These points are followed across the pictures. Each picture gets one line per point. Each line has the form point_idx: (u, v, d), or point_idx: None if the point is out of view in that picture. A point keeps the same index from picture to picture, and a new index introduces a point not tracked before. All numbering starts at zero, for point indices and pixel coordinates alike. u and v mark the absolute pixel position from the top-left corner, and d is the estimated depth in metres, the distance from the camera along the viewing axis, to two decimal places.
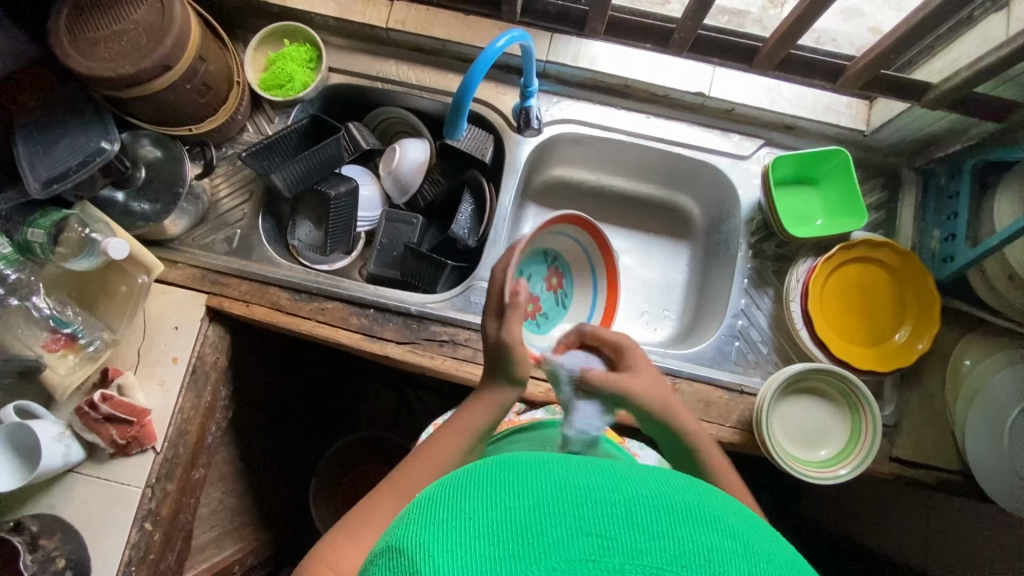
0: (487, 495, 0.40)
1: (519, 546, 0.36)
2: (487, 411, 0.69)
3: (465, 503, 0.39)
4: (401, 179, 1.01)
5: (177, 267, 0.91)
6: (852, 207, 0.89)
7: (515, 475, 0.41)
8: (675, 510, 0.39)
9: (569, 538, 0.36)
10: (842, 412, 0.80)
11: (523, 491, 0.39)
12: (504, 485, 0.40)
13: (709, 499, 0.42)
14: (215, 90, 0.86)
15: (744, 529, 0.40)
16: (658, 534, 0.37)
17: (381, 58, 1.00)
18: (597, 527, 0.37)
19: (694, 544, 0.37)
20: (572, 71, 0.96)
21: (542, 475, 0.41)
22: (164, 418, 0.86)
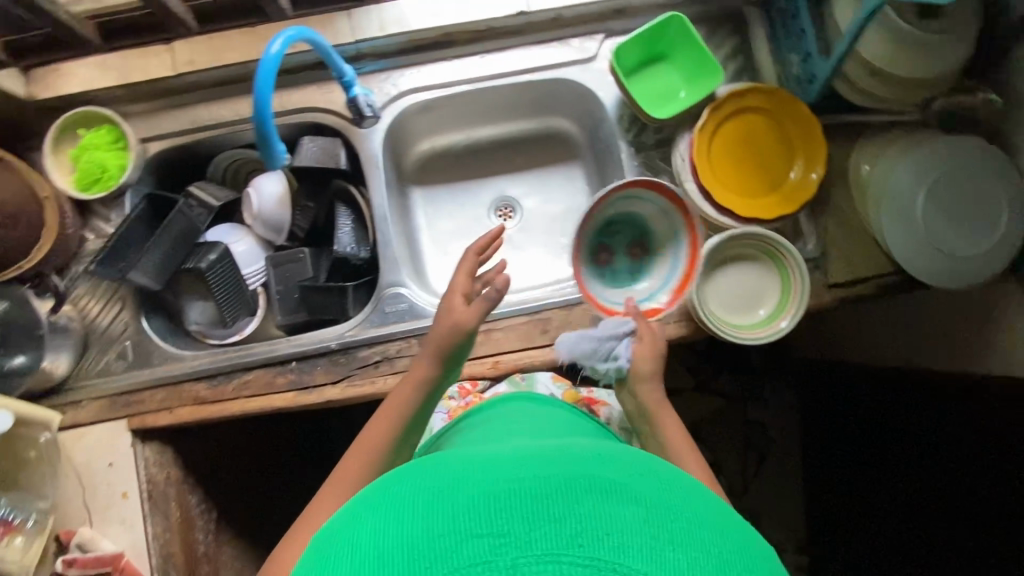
0: (380, 517, 0.38)
1: (408, 565, 0.34)
2: (417, 381, 0.68)
3: (361, 531, 0.38)
4: (269, 221, 0.94)
5: (83, 406, 0.85)
6: (706, 67, 0.86)
7: (409, 491, 0.40)
8: (573, 487, 0.37)
9: (460, 545, 0.34)
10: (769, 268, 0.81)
11: (414, 507, 0.38)
12: (398, 503, 0.39)
13: (618, 470, 0.41)
14: (24, 216, 0.78)
15: (652, 492, 0.39)
16: (554, 517, 0.35)
17: (190, 107, 0.91)
18: (489, 525, 0.35)
19: (591, 518, 0.35)
20: (387, 42, 0.89)
21: (433, 487, 0.40)
22: (142, 552, 0.83)
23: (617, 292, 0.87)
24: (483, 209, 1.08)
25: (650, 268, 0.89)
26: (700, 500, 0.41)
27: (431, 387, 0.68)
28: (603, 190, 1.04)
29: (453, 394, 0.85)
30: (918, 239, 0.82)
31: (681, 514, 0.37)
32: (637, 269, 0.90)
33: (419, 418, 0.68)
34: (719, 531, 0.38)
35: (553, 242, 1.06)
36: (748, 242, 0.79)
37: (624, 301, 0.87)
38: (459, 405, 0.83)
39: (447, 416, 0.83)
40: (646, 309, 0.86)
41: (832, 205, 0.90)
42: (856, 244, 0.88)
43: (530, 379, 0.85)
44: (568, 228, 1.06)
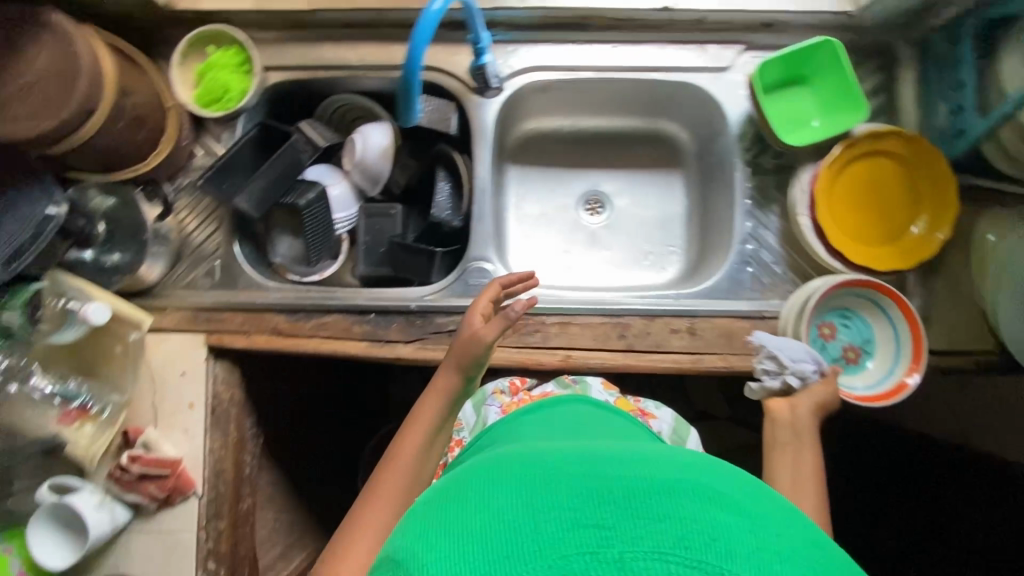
0: (474, 498, 0.37)
1: (509, 548, 0.33)
2: (443, 390, 0.69)
3: (458, 513, 0.36)
4: (369, 170, 0.94)
5: (167, 313, 0.88)
6: (850, 100, 0.82)
7: (498, 475, 0.39)
8: (674, 489, 0.35)
9: (565, 535, 0.33)
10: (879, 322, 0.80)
11: (508, 489, 0.37)
12: (489, 481, 0.39)
13: (717, 475, 0.38)
14: (151, 122, 0.80)
15: (753, 501, 0.37)
16: (659, 516, 0.33)
17: (316, 44, 0.91)
18: (595, 517, 0.33)
19: (698, 522, 0.33)
20: (524, 14, 0.87)
21: (525, 471, 0.38)
22: (198, 462, 0.86)
23: (701, 312, 0.86)
24: (573, 200, 1.07)
25: (740, 295, 0.87)
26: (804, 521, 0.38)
27: (453, 397, 0.69)
28: (701, 205, 1.01)
29: (504, 389, 0.83)
30: None
31: (784, 528, 0.35)
32: (725, 292, 0.88)
33: (445, 428, 0.69)
34: (829, 554, 0.36)
35: (637, 247, 1.04)
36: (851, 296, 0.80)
37: (708, 323, 0.85)
38: (513, 402, 0.81)
39: (500, 411, 0.80)
40: (728, 335, 0.85)
41: (947, 269, 0.86)
42: (962, 314, 0.84)
43: (585, 385, 0.81)
44: (655, 236, 1.04)
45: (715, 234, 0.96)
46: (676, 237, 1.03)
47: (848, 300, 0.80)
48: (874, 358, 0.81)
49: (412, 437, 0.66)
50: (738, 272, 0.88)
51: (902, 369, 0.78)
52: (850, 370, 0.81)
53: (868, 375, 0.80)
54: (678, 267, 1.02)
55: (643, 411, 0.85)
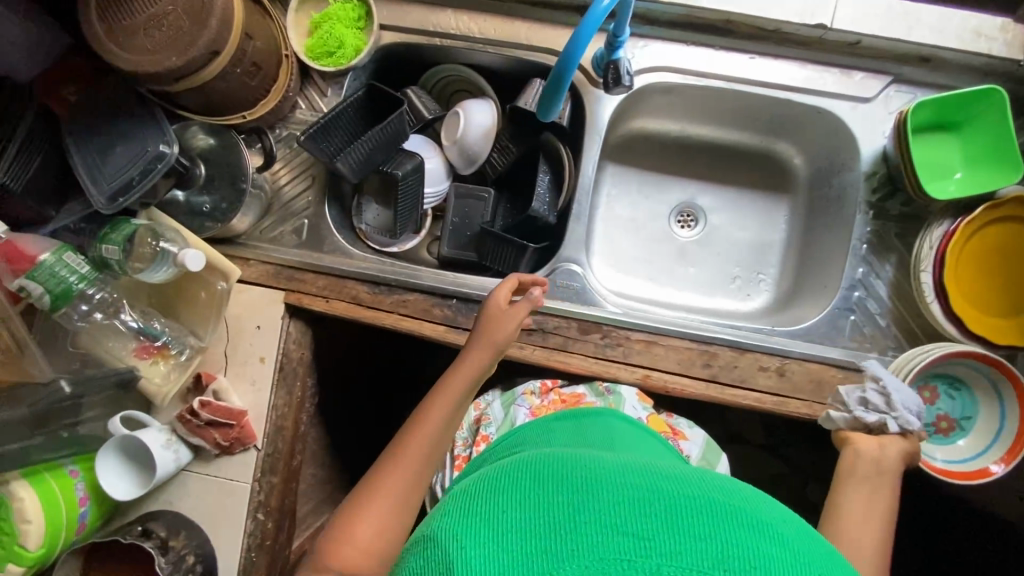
0: (516, 493, 0.42)
1: (553, 547, 0.37)
2: (470, 371, 0.66)
3: (503, 508, 0.41)
4: (467, 150, 0.92)
5: (250, 264, 0.87)
6: (1001, 158, 0.76)
7: (539, 476, 0.43)
8: (707, 510, 0.40)
9: (606, 542, 0.37)
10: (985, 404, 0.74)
11: (551, 492, 0.41)
12: (531, 480, 0.43)
13: (743, 499, 0.43)
14: (265, 69, 0.77)
15: (794, 533, 0.40)
16: (692, 534, 0.38)
17: (438, 8, 0.87)
18: (632, 529, 0.38)
19: (726, 543, 0.38)
20: (664, 8, 0.81)
21: (565, 477, 0.43)
22: (261, 416, 0.86)
23: (794, 354, 0.82)
24: (666, 209, 1.02)
25: (837, 342, 0.83)
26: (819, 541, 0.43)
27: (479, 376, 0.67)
28: (803, 238, 0.96)
29: (535, 390, 0.84)
30: None
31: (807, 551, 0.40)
32: (822, 337, 0.84)
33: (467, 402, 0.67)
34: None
35: (726, 270, 0.99)
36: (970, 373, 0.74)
37: (799, 366, 0.82)
38: (542, 405, 0.82)
39: (528, 411, 0.81)
40: (819, 383, 0.81)
41: None
42: None
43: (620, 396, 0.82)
44: (746, 261, 0.99)
45: (814, 272, 0.91)
46: (769, 267, 0.98)
47: (961, 370, 0.74)
48: (966, 437, 0.75)
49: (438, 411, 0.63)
50: (839, 318, 0.84)
51: (990, 457, 0.73)
52: (936, 440, 0.75)
53: (952, 450, 0.74)
54: (766, 298, 0.98)
55: (672, 430, 0.82)
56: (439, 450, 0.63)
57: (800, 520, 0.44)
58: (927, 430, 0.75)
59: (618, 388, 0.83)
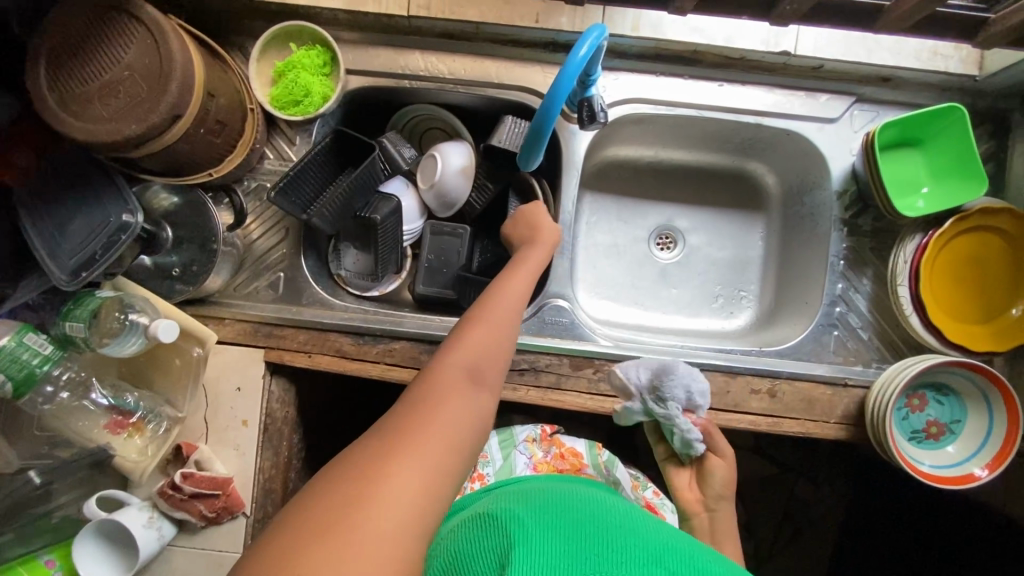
0: (574, 523, 0.51)
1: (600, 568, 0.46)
2: (536, 261, 0.74)
3: (563, 529, 0.49)
4: (444, 190, 0.90)
5: (226, 324, 0.83)
6: (968, 170, 0.78)
7: (594, 517, 0.53)
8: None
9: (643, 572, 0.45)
10: (976, 408, 0.75)
11: (603, 534, 0.50)
12: (588, 519, 0.52)
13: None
14: (231, 125, 0.74)
15: None
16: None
17: (405, 51, 0.85)
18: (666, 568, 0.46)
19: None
20: (632, 42, 0.82)
21: (615, 525, 0.52)
22: (247, 482, 0.83)
23: (784, 374, 0.83)
24: (646, 233, 1.02)
25: (823, 358, 0.85)
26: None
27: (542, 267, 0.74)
28: (780, 254, 0.98)
29: (536, 438, 0.83)
30: None
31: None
32: (809, 354, 0.85)
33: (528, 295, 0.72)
34: None
35: (708, 290, 1.00)
36: (959, 378, 0.75)
37: (789, 386, 0.83)
38: (544, 459, 0.81)
39: (530, 463, 0.81)
40: (809, 401, 0.82)
41: None
42: None
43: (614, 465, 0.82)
44: (728, 280, 1.00)
45: (794, 287, 0.93)
46: (750, 284, 1.00)
47: (952, 378, 0.75)
48: (955, 441, 0.76)
49: (514, 288, 0.68)
50: (823, 334, 0.85)
51: (977, 462, 0.74)
52: (925, 445, 0.77)
53: (940, 455, 0.76)
54: (749, 315, 0.99)
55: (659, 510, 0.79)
56: (516, 316, 0.65)
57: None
58: (915, 436, 0.77)
59: (616, 468, 0.82)
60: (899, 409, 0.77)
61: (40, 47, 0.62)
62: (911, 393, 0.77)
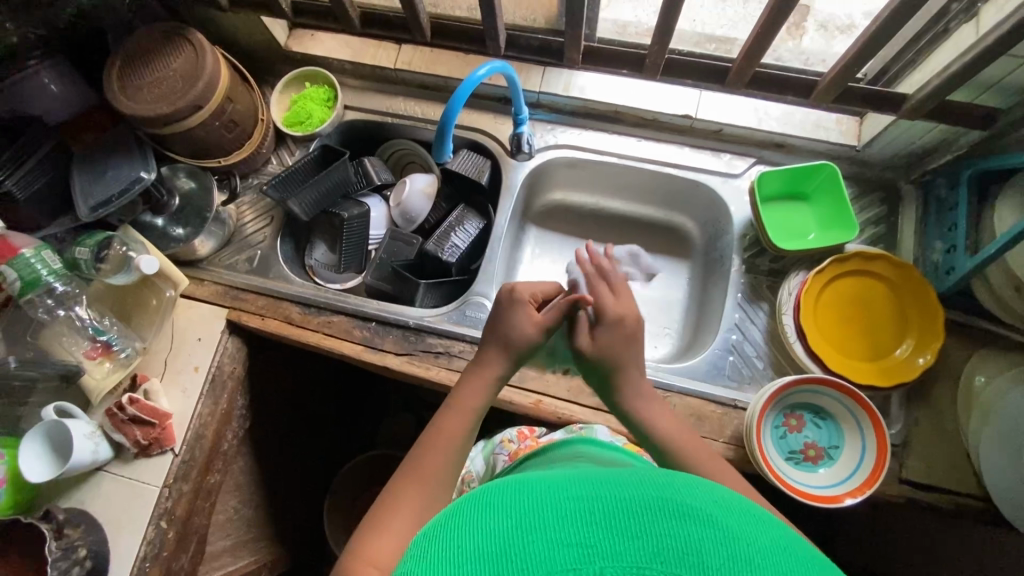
0: (468, 522, 0.39)
1: (504, 568, 0.35)
2: (471, 401, 0.69)
3: (456, 537, 0.38)
4: (408, 209, 1.07)
5: (204, 284, 1.00)
6: (842, 220, 0.89)
7: (492, 510, 0.39)
8: (651, 509, 0.38)
9: (546, 550, 0.36)
10: (848, 433, 0.78)
11: (503, 517, 0.38)
12: (486, 510, 0.40)
13: (695, 489, 0.41)
14: (242, 126, 0.97)
15: (736, 515, 0.39)
16: (637, 533, 0.36)
17: (391, 95, 1.09)
18: (577, 536, 0.36)
19: (671, 538, 0.36)
20: (564, 100, 1.02)
21: (516, 495, 0.40)
22: (183, 422, 0.93)
23: (676, 388, 0.87)
24: None
25: (718, 380, 0.89)
26: (769, 523, 0.40)
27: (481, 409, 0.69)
28: (700, 296, 1.06)
29: (513, 438, 0.87)
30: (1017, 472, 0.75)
31: (755, 539, 0.38)
32: (704, 375, 0.89)
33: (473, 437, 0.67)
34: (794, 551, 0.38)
35: None
36: (833, 401, 0.78)
37: (680, 400, 0.86)
38: (520, 447, 0.84)
39: (507, 457, 0.84)
40: (698, 417, 0.85)
41: (932, 400, 0.85)
42: (942, 452, 0.82)
43: (590, 428, 0.82)
44: (653, 317, 1.08)
45: (707, 323, 1.00)
46: (672, 322, 1.07)
47: (830, 403, 0.78)
48: (831, 467, 0.78)
49: (444, 448, 0.64)
50: (720, 358, 0.90)
51: (846, 488, 0.75)
52: (803, 467, 0.78)
53: (814, 477, 0.77)
54: (669, 349, 1.05)
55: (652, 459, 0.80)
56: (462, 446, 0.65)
57: (746, 507, 0.41)
58: (792, 456, 0.79)
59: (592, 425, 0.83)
60: (778, 428, 0.80)
61: (119, 54, 0.89)
62: (793, 413, 0.80)
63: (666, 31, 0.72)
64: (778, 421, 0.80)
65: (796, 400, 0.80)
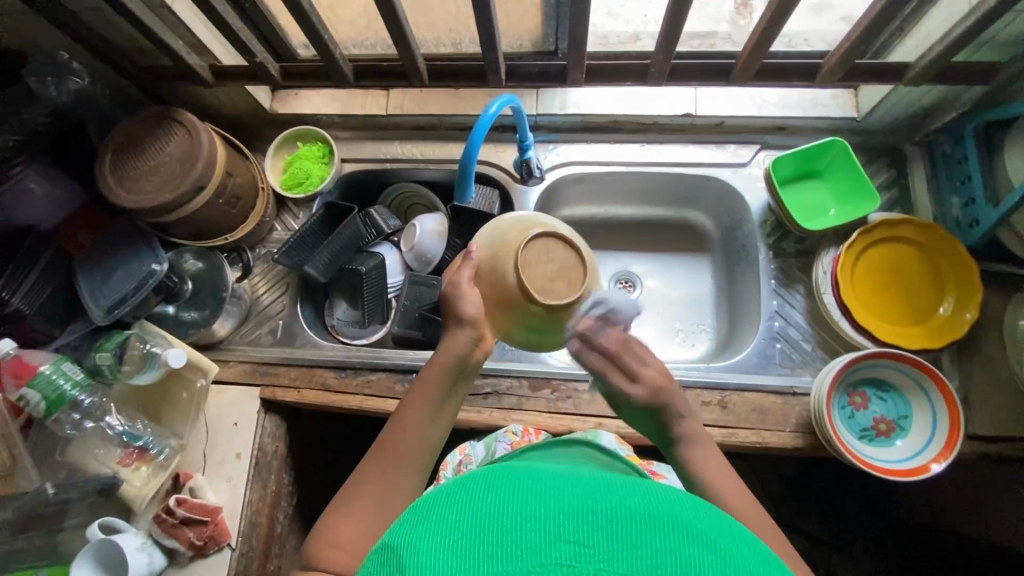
0: (468, 500, 0.38)
1: (506, 540, 0.34)
2: (435, 376, 0.63)
3: (452, 507, 0.37)
4: (422, 252, 1.05)
5: (230, 366, 0.96)
6: (861, 191, 0.89)
7: (494, 491, 0.38)
8: (657, 519, 0.36)
9: (545, 542, 0.34)
10: (917, 402, 0.78)
11: (505, 501, 0.37)
12: (488, 490, 0.39)
13: (701, 513, 0.40)
14: (244, 199, 0.95)
15: (743, 551, 0.37)
16: (639, 542, 0.34)
17: (386, 141, 1.07)
18: (576, 534, 0.34)
19: (673, 555, 0.34)
20: (563, 119, 1.02)
21: (520, 484, 0.39)
22: (235, 514, 0.89)
23: (733, 386, 0.86)
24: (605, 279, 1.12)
25: (770, 370, 0.88)
26: (773, 566, 0.38)
27: (446, 384, 0.63)
28: (728, 287, 1.06)
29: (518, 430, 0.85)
30: None
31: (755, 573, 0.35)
32: (755, 367, 0.89)
33: (443, 412, 0.63)
34: None
35: (669, 325, 1.07)
36: (897, 372, 0.78)
37: (739, 397, 0.85)
38: (523, 440, 0.83)
39: (508, 446, 0.82)
40: (761, 411, 0.84)
41: (979, 352, 0.86)
42: (1003, 401, 0.83)
43: (596, 432, 0.82)
44: (685, 316, 1.08)
45: (742, 313, 1.00)
46: (705, 318, 1.07)
47: (892, 374, 0.78)
48: (906, 437, 0.77)
49: (409, 420, 0.61)
50: (768, 348, 0.90)
51: (929, 456, 0.75)
52: (878, 443, 0.78)
53: (892, 451, 0.77)
54: (708, 345, 1.05)
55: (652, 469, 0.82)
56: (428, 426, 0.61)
57: (750, 542, 0.40)
58: (866, 434, 0.79)
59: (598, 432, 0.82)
60: (846, 408, 0.80)
61: (107, 147, 0.86)
62: (858, 391, 0.80)
63: (671, 38, 0.72)
64: (843, 401, 0.80)
65: (859, 377, 0.79)
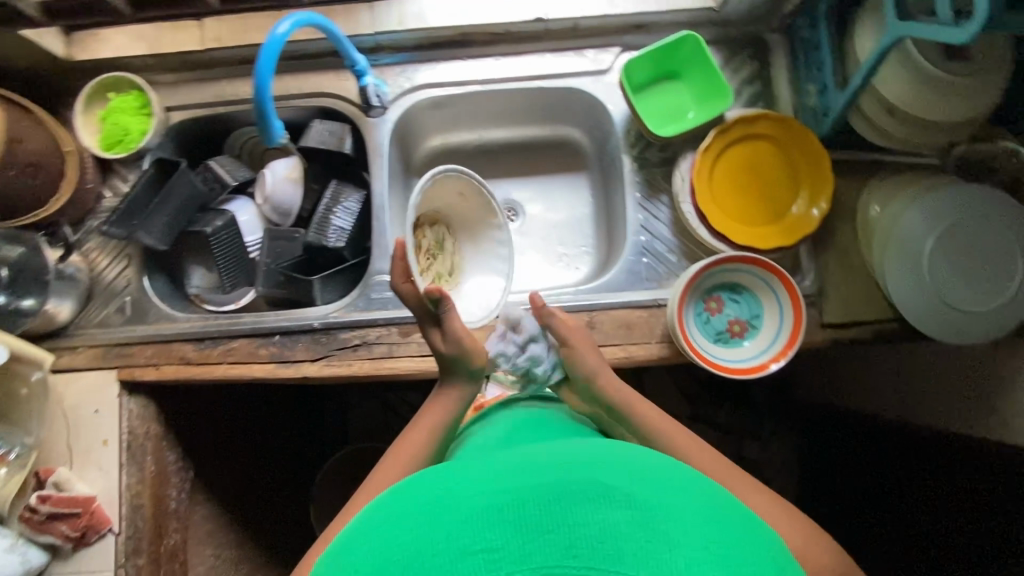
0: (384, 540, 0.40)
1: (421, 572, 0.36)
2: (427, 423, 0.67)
3: (372, 549, 0.40)
4: (277, 203, 0.96)
5: (79, 352, 0.90)
6: (716, 88, 0.86)
7: (409, 523, 0.40)
8: (564, 494, 0.38)
9: (455, 562, 0.36)
10: (766, 300, 0.79)
11: (418, 530, 0.39)
12: (403, 523, 0.41)
13: (615, 470, 0.42)
14: (47, 166, 0.84)
15: (652, 496, 0.40)
16: (546, 528, 0.37)
17: (212, 81, 0.95)
18: (485, 541, 0.37)
19: (587, 529, 0.36)
20: (406, 36, 0.92)
21: (433, 510, 0.41)
22: (113, 500, 0.86)
23: (598, 306, 0.85)
24: None
25: (637, 285, 0.87)
26: (684, 497, 0.41)
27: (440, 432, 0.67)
28: (605, 204, 1.03)
29: None
30: (924, 288, 0.77)
31: (667, 519, 0.38)
32: (623, 284, 0.88)
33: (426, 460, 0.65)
34: (723, 530, 0.39)
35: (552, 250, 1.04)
36: (744, 273, 0.79)
37: (606, 316, 0.85)
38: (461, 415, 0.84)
39: None
40: (627, 327, 0.84)
41: (835, 242, 0.87)
42: (856, 286, 0.85)
43: None
44: (567, 238, 1.05)
45: (616, 230, 0.97)
46: (587, 238, 1.04)
47: (740, 276, 0.79)
48: (755, 336, 0.79)
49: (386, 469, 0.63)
50: (635, 264, 0.88)
51: (769, 354, 0.77)
52: (729, 344, 0.80)
53: (740, 351, 0.79)
54: (590, 266, 1.03)
55: None
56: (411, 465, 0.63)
57: (665, 476, 0.43)
58: (719, 336, 0.80)
59: None
60: (702, 316, 0.80)
61: None
62: (714, 300, 0.81)
63: None
64: (701, 313, 0.80)
65: (716, 284, 0.80)
